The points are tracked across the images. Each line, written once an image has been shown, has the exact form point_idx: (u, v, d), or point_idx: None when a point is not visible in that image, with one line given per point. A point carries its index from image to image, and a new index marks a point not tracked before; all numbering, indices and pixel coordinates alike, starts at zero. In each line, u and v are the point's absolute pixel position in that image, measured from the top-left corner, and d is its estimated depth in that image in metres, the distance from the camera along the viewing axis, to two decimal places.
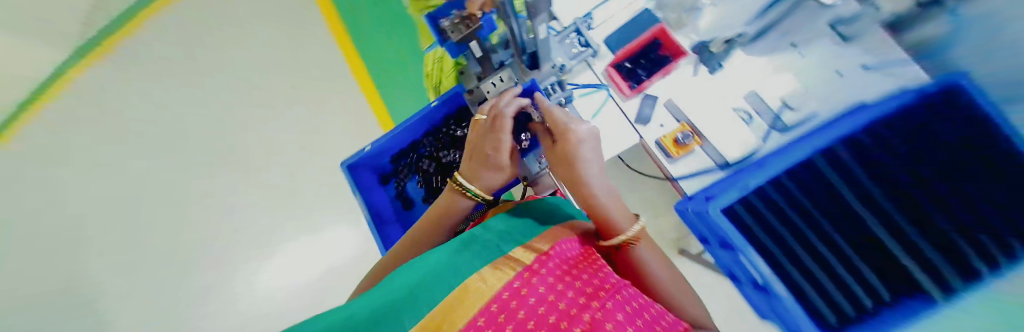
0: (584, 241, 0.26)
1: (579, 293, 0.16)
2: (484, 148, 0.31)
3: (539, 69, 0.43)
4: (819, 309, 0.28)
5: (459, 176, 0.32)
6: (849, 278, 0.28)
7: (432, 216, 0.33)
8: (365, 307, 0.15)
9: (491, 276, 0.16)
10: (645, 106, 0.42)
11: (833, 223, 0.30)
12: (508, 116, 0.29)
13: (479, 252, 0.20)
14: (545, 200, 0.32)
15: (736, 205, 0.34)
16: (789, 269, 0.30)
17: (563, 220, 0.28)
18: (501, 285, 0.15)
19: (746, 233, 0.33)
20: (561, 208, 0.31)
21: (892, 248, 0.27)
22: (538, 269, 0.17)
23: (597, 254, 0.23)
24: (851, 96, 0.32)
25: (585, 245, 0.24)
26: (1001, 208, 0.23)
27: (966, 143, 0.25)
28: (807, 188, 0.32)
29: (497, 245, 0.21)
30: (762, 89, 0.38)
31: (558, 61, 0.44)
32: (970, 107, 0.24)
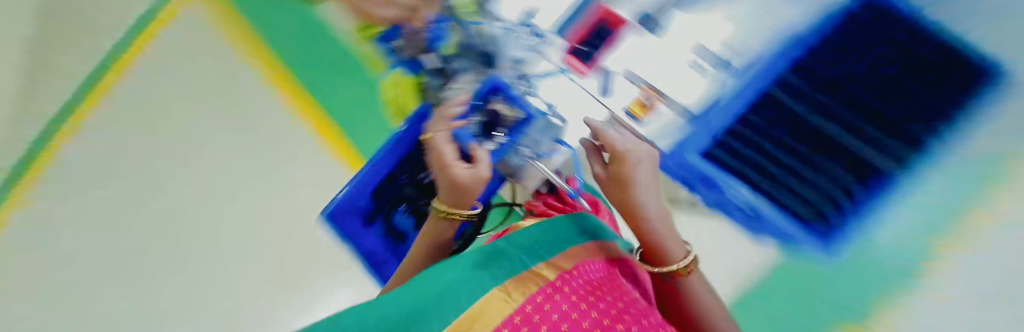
0: (611, 267, 0.24)
1: (602, 313, 0.15)
2: (440, 173, 0.23)
3: (499, 67, 0.38)
4: (798, 212, 0.45)
5: (437, 204, 0.25)
6: (805, 181, 0.45)
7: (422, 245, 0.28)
8: (390, 295, 0.13)
9: (515, 290, 0.16)
10: (604, 79, 0.46)
11: (781, 154, 0.46)
12: (443, 132, 0.26)
13: (503, 265, 0.18)
14: (577, 217, 0.28)
15: (710, 148, 0.48)
16: (767, 188, 0.46)
17: (590, 242, 0.26)
18: (524, 299, 0.15)
19: (723, 166, 0.47)
20: (593, 228, 0.28)
21: (814, 162, 0.45)
22: (561, 287, 0.17)
23: (624, 282, 0.21)
24: (784, 21, 0.48)
25: (611, 270, 0.23)
26: (894, 113, 0.42)
27: (885, 67, 0.43)
28: (768, 132, 0.47)
29: (521, 258, 0.19)
30: (704, 43, 0.48)
31: (515, 55, 0.41)
32: (866, 45, 0.43)
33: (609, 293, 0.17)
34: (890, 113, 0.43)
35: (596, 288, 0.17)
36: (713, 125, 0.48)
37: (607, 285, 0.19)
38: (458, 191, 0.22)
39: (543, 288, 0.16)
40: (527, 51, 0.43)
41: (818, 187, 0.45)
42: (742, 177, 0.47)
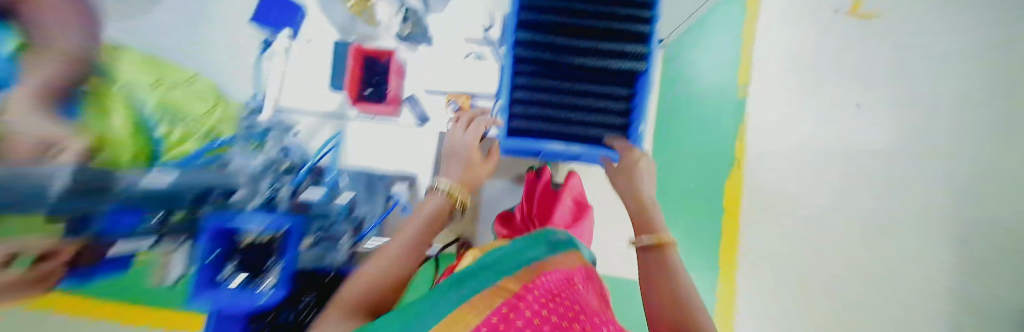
0: (572, 267, 0.28)
1: (561, 317, 0.16)
2: (463, 153, 0.41)
3: (236, 193, 0.56)
4: (604, 131, 0.47)
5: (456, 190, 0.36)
6: (584, 107, 0.48)
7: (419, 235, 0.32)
8: None
9: (480, 303, 0.17)
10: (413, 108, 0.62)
11: (570, 93, 0.48)
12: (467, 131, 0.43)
13: (466, 287, 0.21)
14: (546, 235, 0.35)
15: (518, 120, 0.47)
16: (563, 128, 0.47)
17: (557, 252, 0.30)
18: (502, 302, 0.17)
19: (540, 129, 0.47)
20: (567, 242, 0.35)
21: (601, 80, 0.48)
22: (523, 296, 0.18)
23: (580, 289, 0.23)
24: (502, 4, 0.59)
25: (569, 276, 0.25)
26: (612, 42, 0.46)
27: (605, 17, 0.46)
28: (546, 76, 0.48)
29: (485, 280, 0.22)
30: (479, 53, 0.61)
31: (277, 166, 0.59)
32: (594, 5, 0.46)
33: (572, 294, 0.20)
34: (614, 47, 0.46)
35: (562, 292, 0.20)
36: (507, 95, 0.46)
37: (570, 288, 0.22)
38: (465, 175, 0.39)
39: (517, 291, 0.19)
40: (265, 160, 0.59)
41: (611, 112, 0.48)
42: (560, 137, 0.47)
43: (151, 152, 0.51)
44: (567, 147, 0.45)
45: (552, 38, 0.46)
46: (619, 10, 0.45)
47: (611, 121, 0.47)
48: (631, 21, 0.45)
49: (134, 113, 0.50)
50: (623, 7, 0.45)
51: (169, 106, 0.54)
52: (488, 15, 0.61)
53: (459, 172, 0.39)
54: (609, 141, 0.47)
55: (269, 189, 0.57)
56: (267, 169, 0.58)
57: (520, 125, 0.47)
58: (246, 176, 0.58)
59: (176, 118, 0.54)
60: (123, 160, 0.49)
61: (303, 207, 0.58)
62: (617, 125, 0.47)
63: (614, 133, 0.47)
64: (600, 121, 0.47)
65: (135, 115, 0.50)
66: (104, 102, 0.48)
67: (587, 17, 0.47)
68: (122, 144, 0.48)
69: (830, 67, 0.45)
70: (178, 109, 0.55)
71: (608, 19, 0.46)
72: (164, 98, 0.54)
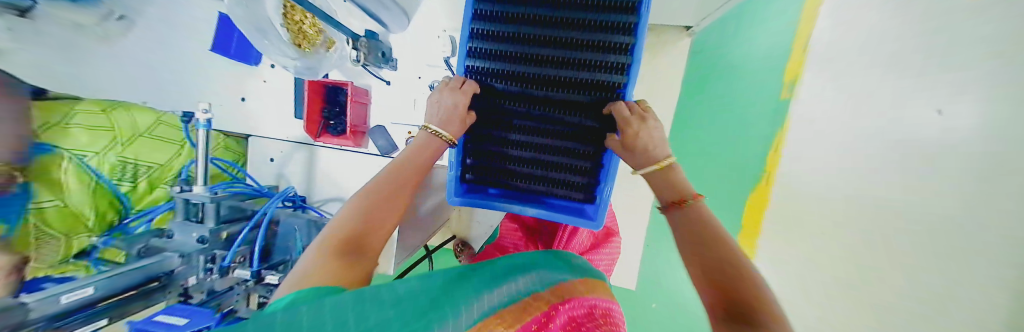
0: (576, 296, 0.34)
1: None
2: (456, 107, 0.37)
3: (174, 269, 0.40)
4: (569, 191, 0.44)
5: (433, 126, 0.38)
6: (549, 163, 0.43)
7: (412, 185, 0.37)
8: (399, 314, 0.20)
9: (511, 317, 0.24)
10: (380, 139, 0.64)
11: (531, 146, 0.43)
12: (464, 86, 0.37)
13: (501, 296, 0.28)
14: (550, 264, 0.41)
15: (474, 174, 0.46)
16: (525, 183, 0.45)
17: (559, 280, 0.37)
18: (530, 318, 0.25)
19: (498, 183, 0.46)
20: (572, 269, 0.43)
21: (568, 131, 0.41)
22: (547, 321, 0.26)
23: (591, 313, 0.31)
24: (453, 29, 0.60)
25: (586, 304, 0.33)
26: (575, 87, 0.39)
27: (568, 57, 0.38)
28: (503, 127, 0.43)
29: (516, 294, 0.30)
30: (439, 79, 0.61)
31: (192, 236, 0.45)
32: (551, 41, 0.38)
33: (583, 326, 0.28)
34: (578, 94, 0.39)
35: (575, 324, 0.28)
36: (460, 152, 0.44)
37: (585, 322, 0.29)
38: (435, 147, 0.38)
39: (543, 314, 0.27)
40: (190, 231, 0.45)
41: (576, 170, 0.43)
42: (519, 193, 0.46)
43: (117, 207, 0.58)
44: (527, 209, 0.43)
45: (506, 87, 0.40)
46: (586, 52, 0.37)
47: (574, 180, 0.43)
48: (608, 72, 0.37)
49: (92, 179, 0.53)
50: (601, 55, 0.36)
51: (130, 162, 0.58)
52: (448, 38, 0.58)
53: (446, 123, 0.38)
54: (575, 199, 0.44)
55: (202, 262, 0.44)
56: (209, 242, 0.45)
57: (478, 178, 0.46)
58: (178, 256, 0.41)
59: (132, 174, 0.59)
60: (79, 231, 0.53)
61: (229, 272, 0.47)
62: (583, 184, 0.43)
63: (581, 192, 0.44)
64: (559, 181, 0.44)
65: (90, 177, 0.53)
66: (53, 180, 0.49)
67: (552, 61, 0.38)
68: (86, 212, 0.53)
69: (863, 69, 0.44)
70: (136, 164, 0.59)
71: (579, 69, 0.38)
72: (123, 157, 0.57)
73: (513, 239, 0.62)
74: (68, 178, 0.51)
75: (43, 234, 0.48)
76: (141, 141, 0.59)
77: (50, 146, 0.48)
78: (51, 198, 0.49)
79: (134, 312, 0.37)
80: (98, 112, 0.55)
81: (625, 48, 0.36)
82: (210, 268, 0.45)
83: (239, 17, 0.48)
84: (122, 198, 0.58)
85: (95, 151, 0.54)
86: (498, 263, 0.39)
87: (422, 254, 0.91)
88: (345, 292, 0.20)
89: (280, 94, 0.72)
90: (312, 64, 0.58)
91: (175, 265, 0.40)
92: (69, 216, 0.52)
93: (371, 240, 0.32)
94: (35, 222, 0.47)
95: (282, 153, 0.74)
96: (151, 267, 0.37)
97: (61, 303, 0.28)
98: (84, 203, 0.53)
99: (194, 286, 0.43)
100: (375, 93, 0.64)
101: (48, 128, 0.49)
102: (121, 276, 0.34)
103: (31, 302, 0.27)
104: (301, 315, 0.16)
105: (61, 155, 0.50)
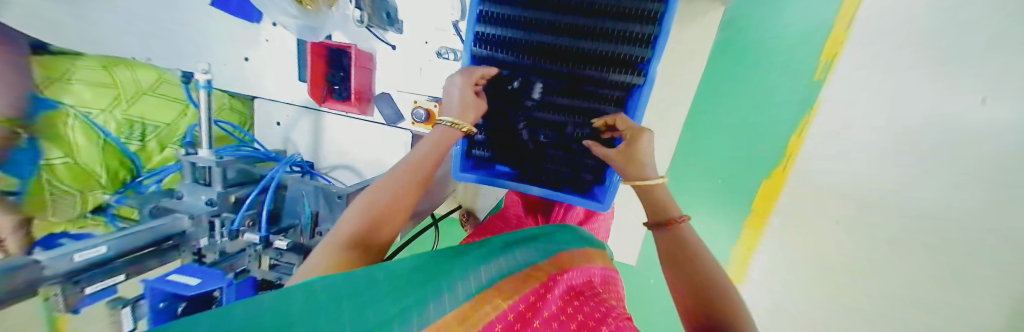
0: (578, 271, 0.34)
1: (586, 315, 0.25)
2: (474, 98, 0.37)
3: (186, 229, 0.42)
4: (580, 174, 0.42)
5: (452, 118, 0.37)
6: (561, 142, 0.41)
7: (416, 161, 0.36)
8: (393, 289, 0.21)
9: (510, 289, 0.25)
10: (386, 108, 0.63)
11: (543, 125, 0.41)
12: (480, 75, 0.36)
13: (499, 265, 0.29)
14: (555, 236, 0.41)
15: (480, 149, 0.44)
16: (532, 163, 0.43)
17: (558, 249, 0.37)
18: (528, 290, 0.26)
19: (505, 160, 0.44)
20: (575, 239, 0.43)
21: (586, 109, 0.38)
22: (546, 294, 0.26)
23: (595, 290, 0.32)
24: None
25: (586, 280, 0.33)
26: (594, 62, 0.35)
27: (587, 25, 0.33)
28: (513, 101, 0.40)
29: (516, 264, 0.30)
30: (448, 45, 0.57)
31: (202, 198, 0.46)
32: (570, 5, 0.34)
33: (581, 295, 0.29)
34: (596, 69, 0.36)
35: (574, 293, 0.29)
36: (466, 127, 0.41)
37: (584, 291, 0.30)
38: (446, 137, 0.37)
39: (542, 285, 0.28)
40: (197, 189, 0.46)
41: (589, 153, 0.40)
42: (525, 172, 0.44)
43: (129, 166, 0.59)
44: (533, 189, 0.42)
45: (517, 59, 0.37)
46: (609, 19, 0.33)
47: (587, 162, 0.40)
48: (633, 45, 0.33)
49: (99, 136, 0.54)
50: (627, 25, 0.32)
51: (137, 121, 0.58)
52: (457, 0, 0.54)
53: (463, 111, 0.37)
54: (584, 182, 0.42)
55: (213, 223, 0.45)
56: (219, 205, 0.46)
57: (483, 153, 0.44)
58: (188, 217, 0.42)
59: (139, 133, 0.59)
60: (93, 188, 0.55)
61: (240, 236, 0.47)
62: (594, 166, 0.41)
63: (592, 174, 0.41)
64: (573, 162, 0.41)
65: (96, 132, 0.53)
66: (63, 137, 0.50)
67: (570, 29, 0.34)
68: (97, 170, 0.55)
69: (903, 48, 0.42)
70: (142, 124, 0.59)
71: (600, 41, 0.34)
72: (127, 116, 0.57)
73: (516, 211, 0.61)
74: (75, 134, 0.51)
75: (53, 188, 0.50)
76: (145, 99, 0.59)
77: (55, 101, 0.49)
78: (60, 155, 0.50)
79: (151, 268, 0.41)
80: (98, 68, 0.55)
81: (655, 17, 0.32)
82: (220, 231, 0.46)
83: None
84: (131, 157, 0.58)
85: (100, 108, 0.54)
86: (499, 237, 0.40)
87: (428, 222, 0.93)
88: (337, 273, 0.21)
89: (282, 56, 0.69)
90: (314, 25, 0.57)
91: (186, 221, 0.42)
92: (80, 173, 0.53)
93: (385, 226, 0.32)
94: (47, 178, 0.49)
95: (288, 117, 0.74)
96: (164, 227, 0.40)
97: (73, 261, 0.31)
98: (94, 160, 0.54)
99: (206, 247, 0.45)
100: (379, 59, 0.61)
101: (51, 83, 0.49)
102: (134, 236, 0.37)
103: (45, 260, 0.30)
104: (294, 302, 0.16)
105: (66, 111, 0.50)
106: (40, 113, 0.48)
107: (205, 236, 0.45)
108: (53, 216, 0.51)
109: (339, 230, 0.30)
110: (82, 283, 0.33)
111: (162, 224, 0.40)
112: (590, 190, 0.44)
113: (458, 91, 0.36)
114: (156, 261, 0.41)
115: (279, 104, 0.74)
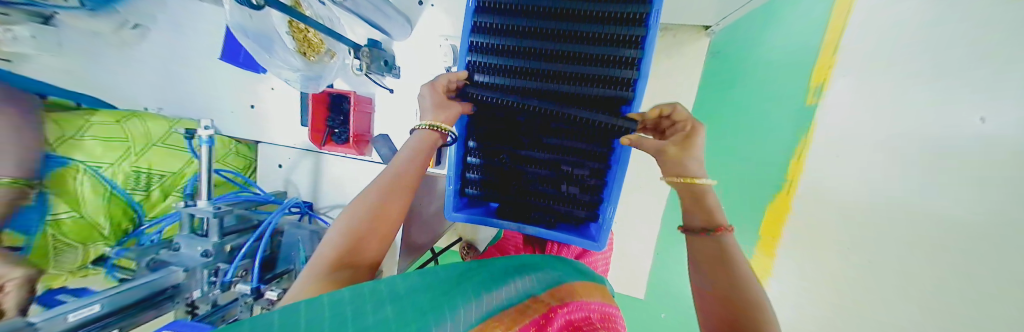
0: (580, 308, 0.32)
1: None
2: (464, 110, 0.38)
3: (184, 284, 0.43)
4: (570, 210, 0.42)
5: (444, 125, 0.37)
6: (554, 177, 0.41)
7: (391, 182, 0.35)
8: (396, 310, 0.20)
9: (511, 321, 0.23)
10: (384, 148, 0.61)
11: (534, 162, 0.42)
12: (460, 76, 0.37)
13: (500, 295, 0.28)
14: (555, 270, 0.40)
15: (470, 189, 0.45)
16: (525, 198, 0.43)
17: (559, 282, 0.36)
18: (528, 320, 0.24)
19: (495, 198, 0.44)
20: (573, 270, 0.42)
21: (576, 144, 0.39)
22: (543, 324, 0.25)
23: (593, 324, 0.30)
24: (456, 33, 0.58)
25: (587, 315, 0.32)
26: (583, 100, 0.36)
27: (570, 68, 0.35)
28: (503, 138, 0.42)
29: (517, 295, 0.29)
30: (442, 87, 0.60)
31: (198, 249, 0.46)
32: (553, 52, 0.36)
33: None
34: (585, 104, 0.36)
35: (572, 328, 0.28)
36: (455, 165, 0.42)
37: (582, 326, 0.29)
38: (426, 149, 0.38)
39: (541, 316, 0.26)
40: (190, 241, 0.47)
41: (583, 188, 0.40)
42: (515, 209, 0.44)
43: (131, 216, 0.60)
44: (525, 228, 0.42)
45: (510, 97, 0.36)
46: (590, 67, 0.35)
47: (579, 197, 0.41)
48: (615, 88, 0.34)
49: (107, 191, 0.56)
50: (608, 70, 0.34)
51: (143, 171, 0.60)
52: (450, 47, 0.58)
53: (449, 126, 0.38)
54: (578, 219, 0.42)
55: (208, 273, 0.45)
56: (216, 256, 0.46)
57: (473, 191, 0.45)
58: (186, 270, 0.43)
59: (146, 183, 0.61)
60: (95, 241, 0.57)
61: (230, 288, 0.47)
62: (585, 202, 0.41)
63: (582, 211, 0.41)
64: (563, 197, 0.41)
65: (106, 189, 0.56)
66: (71, 192, 0.53)
67: (554, 75, 0.36)
68: (100, 222, 0.56)
69: None
70: (150, 173, 0.61)
71: (585, 84, 0.35)
72: (136, 166, 0.59)
73: (515, 243, 0.61)
74: (85, 190, 0.54)
75: (58, 243, 0.53)
76: (154, 150, 0.62)
77: (66, 158, 0.53)
78: (67, 210, 0.53)
79: (144, 321, 0.40)
80: (112, 123, 0.59)
81: (632, 62, 0.34)
82: (214, 281, 0.46)
83: (238, 24, 0.47)
84: (135, 207, 0.60)
85: (109, 162, 0.56)
86: (500, 262, 0.39)
87: (428, 256, 0.92)
88: (343, 290, 0.20)
89: (286, 101, 0.72)
90: (314, 74, 0.57)
91: (180, 278, 0.43)
92: (86, 228, 0.55)
93: (366, 250, 0.31)
94: (50, 232, 0.52)
95: (290, 159, 0.76)
96: (158, 281, 0.40)
97: (68, 320, 0.31)
98: (99, 212, 0.56)
99: (199, 298, 0.44)
100: (378, 102, 0.64)
101: (61, 142, 0.54)
102: (128, 291, 0.37)
103: (39, 322, 0.29)
104: (300, 316, 0.16)
105: (76, 167, 0.54)
106: (51, 171, 0.51)
107: (197, 287, 0.44)
108: (55, 268, 0.55)
109: (325, 247, 0.30)
110: None
111: (159, 279, 0.40)
112: (583, 225, 0.44)
113: (429, 100, 0.38)
114: (145, 316, 0.40)
115: (281, 146, 0.76)
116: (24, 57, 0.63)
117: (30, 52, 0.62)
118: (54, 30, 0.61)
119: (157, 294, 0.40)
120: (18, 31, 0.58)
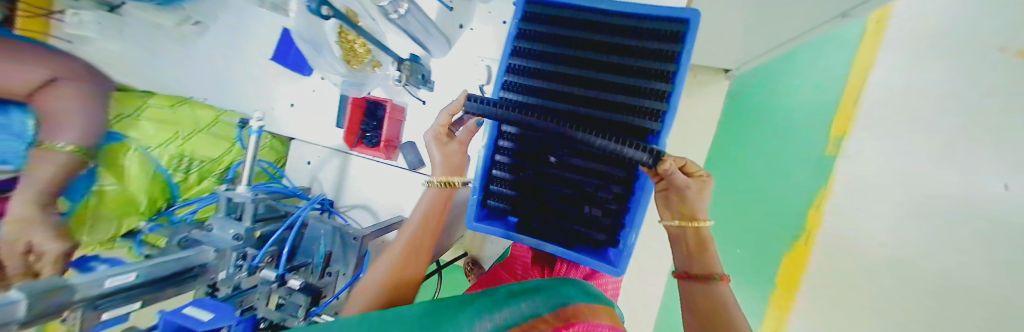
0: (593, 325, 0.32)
1: None
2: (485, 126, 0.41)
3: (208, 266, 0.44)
4: (589, 231, 0.42)
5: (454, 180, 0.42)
6: (577, 197, 0.42)
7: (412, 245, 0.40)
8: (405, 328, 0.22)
9: None
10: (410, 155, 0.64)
11: (557, 182, 0.43)
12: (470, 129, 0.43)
13: (504, 314, 0.28)
14: (566, 291, 0.41)
15: (491, 201, 0.46)
16: (546, 215, 0.44)
17: (568, 306, 0.36)
18: None
19: (517, 211, 0.45)
20: (583, 294, 0.43)
21: (601, 168, 0.41)
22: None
23: None
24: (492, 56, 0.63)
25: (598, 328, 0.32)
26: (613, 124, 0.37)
27: (601, 94, 0.38)
28: (529, 156, 0.44)
29: (522, 315, 0.30)
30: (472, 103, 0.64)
31: (230, 233, 0.49)
32: (585, 79, 0.39)
33: None
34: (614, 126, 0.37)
35: None
36: (480, 175, 0.44)
37: None
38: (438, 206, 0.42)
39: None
40: (221, 226, 0.49)
41: (605, 211, 0.41)
42: (535, 225, 0.45)
43: (167, 196, 0.64)
44: (545, 246, 0.42)
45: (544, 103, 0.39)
46: (620, 95, 0.38)
47: (601, 220, 0.41)
48: (644, 118, 0.36)
49: (151, 169, 0.60)
50: (638, 100, 0.36)
51: (187, 156, 0.64)
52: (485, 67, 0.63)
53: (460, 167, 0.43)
54: (599, 242, 0.42)
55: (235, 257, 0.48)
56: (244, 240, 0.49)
57: (494, 202, 0.46)
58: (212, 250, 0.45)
59: (186, 166, 0.65)
60: (130, 216, 0.60)
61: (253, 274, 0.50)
62: (606, 225, 0.41)
63: (603, 234, 0.41)
64: (584, 218, 0.42)
65: (151, 167, 0.60)
66: (119, 165, 0.56)
67: (585, 100, 0.39)
68: (139, 198, 0.59)
69: None
70: (191, 158, 0.65)
71: (614, 111, 0.38)
72: (180, 150, 0.63)
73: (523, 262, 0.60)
74: (132, 166, 0.57)
75: (96, 215, 0.55)
76: (199, 136, 0.67)
77: (121, 135, 0.57)
78: (113, 182, 0.56)
79: (163, 298, 0.41)
80: (164, 107, 0.64)
81: (662, 94, 0.36)
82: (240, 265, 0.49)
83: (300, 33, 0.53)
84: (172, 188, 0.63)
85: (157, 143, 0.60)
86: (506, 287, 0.40)
87: (432, 268, 0.91)
88: (354, 317, 0.23)
89: (325, 103, 0.77)
90: (358, 81, 0.62)
91: (209, 257, 0.44)
92: (125, 203, 0.58)
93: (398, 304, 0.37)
94: (93, 201, 0.54)
95: (318, 158, 0.80)
96: (187, 258, 0.42)
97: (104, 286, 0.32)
98: (140, 190, 0.59)
99: (223, 280, 0.46)
100: (410, 111, 0.69)
101: (119, 120, 0.57)
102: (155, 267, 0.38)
103: (79, 283, 0.30)
104: None
105: (126, 144, 0.57)
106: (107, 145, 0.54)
107: (224, 268, 0.47)
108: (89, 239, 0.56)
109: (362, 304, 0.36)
110: (98, 310, 0.33)
111: (184, 258, 0.41)
112: (602, 249, 0.44)
113: (436, 153, 0.41)
114: (170, 292, 0.41)
115: (312, 145, 0.80)
116: (85, 40, 0.63)
117: (92, 36, 0.64)
118: (122, 20, 0.67)
119: (184, 271, 0.41)
120: (82, 15, 0.62)
